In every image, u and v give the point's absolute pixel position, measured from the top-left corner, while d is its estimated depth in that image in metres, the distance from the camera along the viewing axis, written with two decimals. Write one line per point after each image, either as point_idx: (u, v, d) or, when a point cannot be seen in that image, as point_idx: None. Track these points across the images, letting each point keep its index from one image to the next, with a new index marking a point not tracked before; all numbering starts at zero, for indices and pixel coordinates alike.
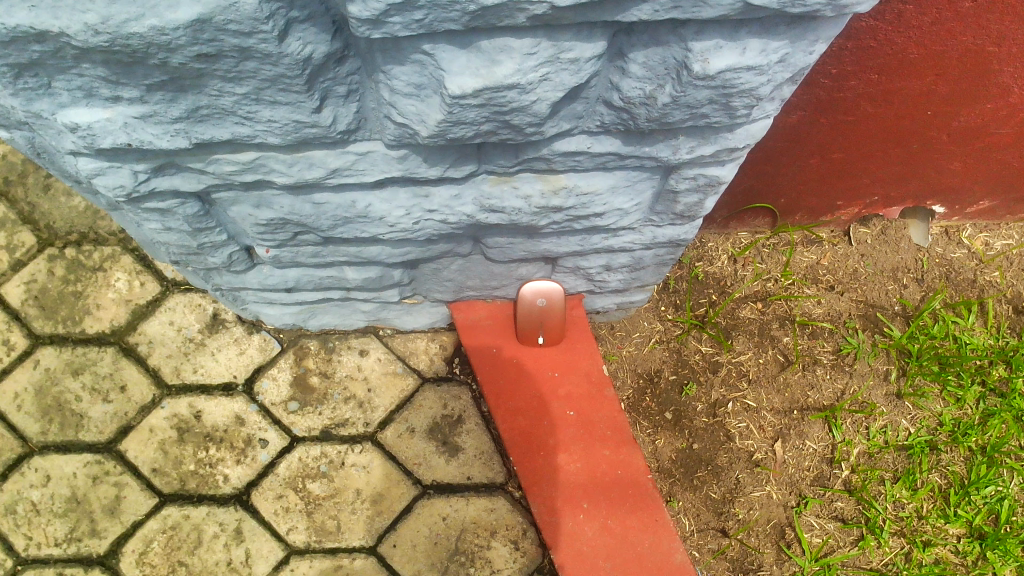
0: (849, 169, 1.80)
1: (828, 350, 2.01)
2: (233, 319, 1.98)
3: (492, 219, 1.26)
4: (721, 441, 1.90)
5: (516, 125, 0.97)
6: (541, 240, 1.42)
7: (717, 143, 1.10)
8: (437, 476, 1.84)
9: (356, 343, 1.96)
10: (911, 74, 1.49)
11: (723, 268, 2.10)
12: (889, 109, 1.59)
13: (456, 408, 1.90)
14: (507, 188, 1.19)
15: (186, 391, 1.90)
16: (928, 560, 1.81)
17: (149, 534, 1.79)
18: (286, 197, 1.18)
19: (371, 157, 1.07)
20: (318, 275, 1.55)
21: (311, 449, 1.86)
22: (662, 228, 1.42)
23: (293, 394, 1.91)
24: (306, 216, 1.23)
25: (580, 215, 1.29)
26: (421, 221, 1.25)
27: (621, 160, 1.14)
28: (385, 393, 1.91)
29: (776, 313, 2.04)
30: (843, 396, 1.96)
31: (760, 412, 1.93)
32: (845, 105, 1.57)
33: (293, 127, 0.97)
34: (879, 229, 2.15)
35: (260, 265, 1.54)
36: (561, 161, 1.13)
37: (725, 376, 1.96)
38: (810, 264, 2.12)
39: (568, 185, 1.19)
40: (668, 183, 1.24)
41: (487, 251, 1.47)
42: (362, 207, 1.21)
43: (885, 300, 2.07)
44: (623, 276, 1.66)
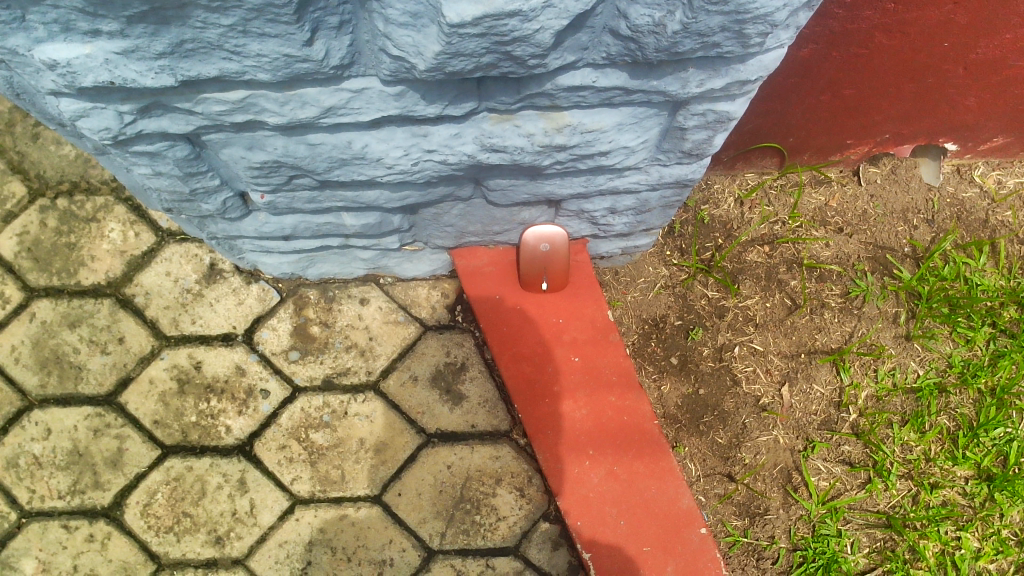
0: (860, 106, 1.75)
1: (837, 293, 1.98)
2: (230, 269, 1.94)
3: (494, 159, 1.22)
4: (728, 386, 1.88)
5: (517, 56, 0.93)
6: (545, 181, 1.37)
7: (728, 75, 1.06)
8: (440, 425, 1.82)
9: (356, 292, 1.92)
10: (929, 2, 1.43)
11: (729, 211, 2.05)
12: (904, 41, 1.54)
13: (459, 356, 1.87)
14: (509, 127, 1.15)
15: (185, 341, 1.87)
16: (935, 502, 1.82)
17: (153, 485, 1.79)
18: (279, 137, 1.13)
19: (367, 94, 1.02)
20: (315, 221, 1.51)
21: (314, 399, 1.84)
22: (668, 167, 1.37)
23: (293, 344, 1.88)
24: (301, 158, 1.18)
25: (584, 154, 1.24)
26: (420, 162, 1.21)
27: (628, 95, 1.10)
28: (387, 342, 1.88)
29: (784, 256, 2.00)
30: (852, 339, 1.93)
31: (767, 355, 1.91)
32: (859, 36, 1.51)
33: (283, 62, 0.92)
34: (889, 168, 2.09)
35: (256, 212, 1.49)
36: (565, 97, 1.08)
37: (732, 321, 1.93)
38: (819, 206, 2.07)
39: (573, 123, 1.15)
40: (675, 120, 1.19)
41: (489, 194, 1.42)
42: (359, 147, 1.16)
43: (894, 241, 2.03)
44: (628, 218, 1.61)
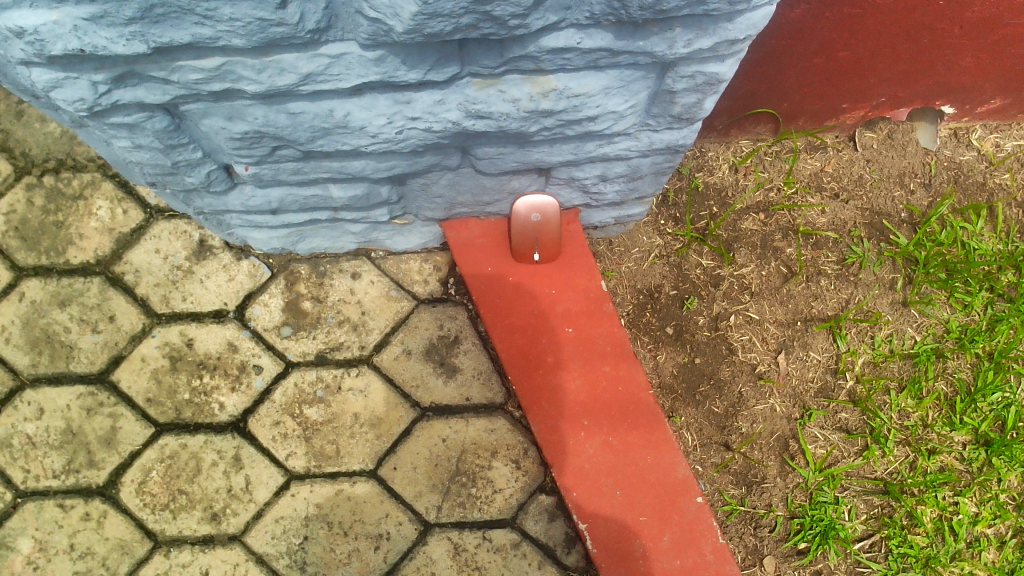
0: (855, 69, 1.71)
1: (833, 260, 1.96)
2: (220, 245, 1.91)
3: (480, 126, 1.19)
4: (723, 355, 1.89)
5: (497, 16, 0.91)
6: (533, 149, 1.35)
7: (716, 34, 1.03)
8: (435, 399, 1.81)
9: (347, 266, 1.90)
10: None
11: (723, 178, 2.02)
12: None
13: (453, 329, 1.85)
14: (493, 92, 1.12)
15: (176, 319, 1.86)
16: (933, 467, 1.83)
17: (148, 464, 1.78)
18: (259, 107, 1.11)
19: (346, 59, 1.00)
20: (302, 193, 1.49)
21: (307, 374, 1.83)
22: (659, 133, 1.35)
23: (285, 319, 1.86)
24: (282, 127, 1.16)
25: (572, 119, 1.22)
26: (404, 129, 1.18)
27: (614, 57, 1.07)
28: (380, 316, 1.86)
29: (779, 223, 1.98)
30: (848, 306, 1.93)
31: (764, 324, 1.91)
32: None
33: (257, 26, 0.90)
34: (885, 133, 2.06)
35: (241, 185, 1.47)
36: (550, 59, 1.05)
37: (727, 290, 1.93)
38: (815, 172, 2.03)
39: (559, 87, 1.12)
40: (664, 83, 1.17)
41: (478, 163, 1.40)
42: (341, 116, 1.14)
43: (891, 206, 2.00)
44: (620, 186, 1.59)
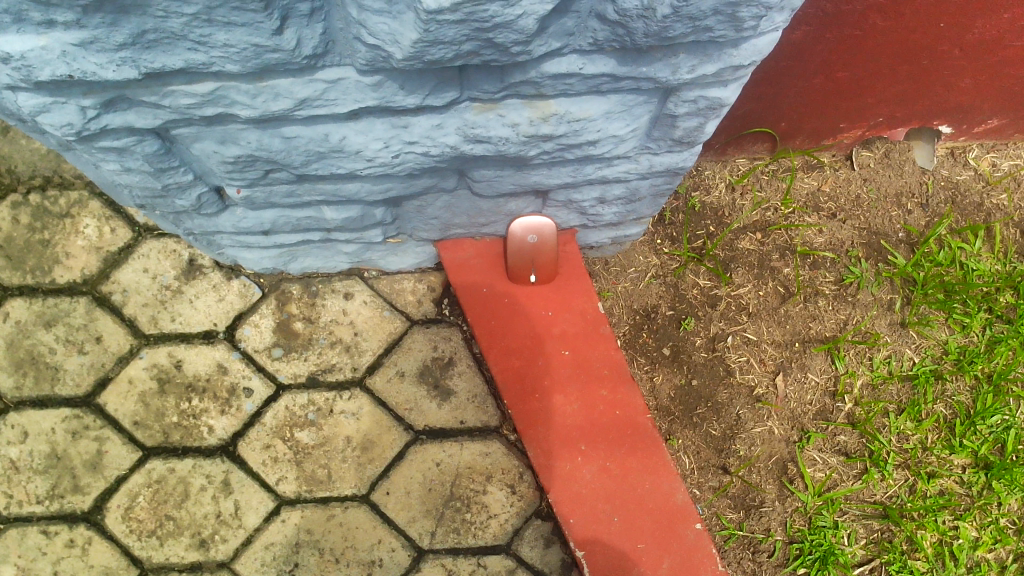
0: (854, 91, 1.69)
1: (831, 281, 1.94)
2: (209, 264, 1.87)
3: (478, 150, 1.17)
4: (721, 376, 1.87)
5: (499, 43, 0.88)
6: (531, 172, 1.32)
7: (721, 60, 1.01)
8: (429, 422, 1.78)
9: (340, 286, 1.87)
10: None
11: (720, 198, 2.00)
12: (900, 22, 1.49)
13: (447, 350, 1.82)
14: (492, 116, 1.10)
15: (164, 340, 1.82)
16: (932, 491, 1.81)
17: (134, 489, 1.74)
18: (252, 131, 1.08)
19: (343, 85, 0.98)
20: (295, 215, 1.46)
21: (298, 397, 1.79)
22: (659, 155, 1.33)
23: (277, 341, 1.83)
24: (276, 152, 1.13)
25: (572, 144, 1.19)
26: (401, 153, 1.16)
27: (617, 83, 1.05)
28: (373, 337, 1.83)
29: (776, 243, 1.96)
30: (846, 327, 1.91)
31: (761, 345, 1.89)
32: (853, 17, 1.46)
33: (252, 52, 0.87)
34: (882, 151, 2.04)
35: (232, 207, 1.44)
36: (551, 85, 1.03)
37: (724, 310, 1.91)
38: (811, 191, 2.02)
39: (559, 112, 1.10)
40: (666, 107, 1.15)
41: (474, 186, 1.38)
42: (336, 140, 1.11)
43: (889, 227, 1.99)
44: (618, 208, 1.56)
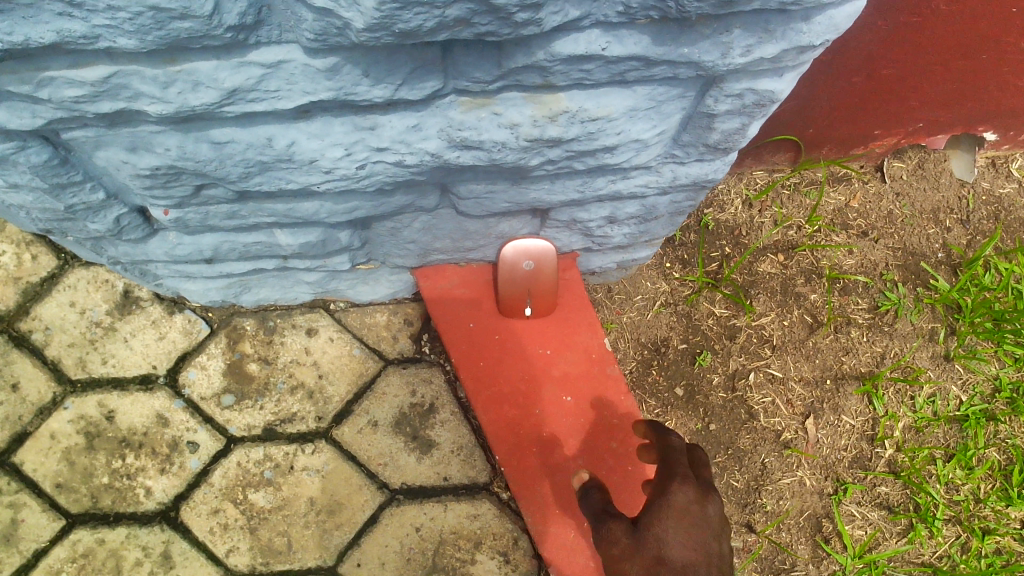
0: (898, 91, 1.46)
1: (864, 308, 1.71)
2: (148, 296, 1.60)
3: (466, 159, 0.92)
4: (743, 421, 1.63)
5: (500, 7, 0.63)
6: (530, 186, 1.07)
7: (786, 38, 0.77)
8: (406, 478, 1.52)
9: (302, 320, 1.60)
10: None
11: (737, 215, 1.76)
12: (966, 9, 1.25)
13: (427, 395, 1.56)
14: (485, 115, 0.85)
15: (94, 387, 1.55)
16: (988, 550, 1.57)
17: (55, 565, 1.46)
18: (170, 135, 0.82)
19: (286, 71, 0.72)
20: (241, 241, 1.20)
21: (252, 451, 1.52)
22: (686, 165, 1.09)
23: (227, 386, 1.56)
24: (205, 163, 0.87)
25: (584, 150, 0.94)
26: (367, 164, 0.90)
27: (647, 69, 0.80)
28: (340, 380, 1.57)
29: (800, 266, 1.73)
30: (884, 361, 1.67)
31: (788, 383, 1.65)
32: (916, 3, 1.22)
33: (151, 19, 0.62)
34: (916, 162, 1.81)
35: (163, 231, 1.18)
36: (563, 72, 0.78)
37: (744, 343, 1.67)
38: (839, 207, 1.79)
39: (571, 109, 0.85)
40: (703, 103, 0.91)
41: (459, 204, 1.13)
42: (283, 146, 0.85)
43: (927, 246, 1.76)
44: (630, 228, 1.32)
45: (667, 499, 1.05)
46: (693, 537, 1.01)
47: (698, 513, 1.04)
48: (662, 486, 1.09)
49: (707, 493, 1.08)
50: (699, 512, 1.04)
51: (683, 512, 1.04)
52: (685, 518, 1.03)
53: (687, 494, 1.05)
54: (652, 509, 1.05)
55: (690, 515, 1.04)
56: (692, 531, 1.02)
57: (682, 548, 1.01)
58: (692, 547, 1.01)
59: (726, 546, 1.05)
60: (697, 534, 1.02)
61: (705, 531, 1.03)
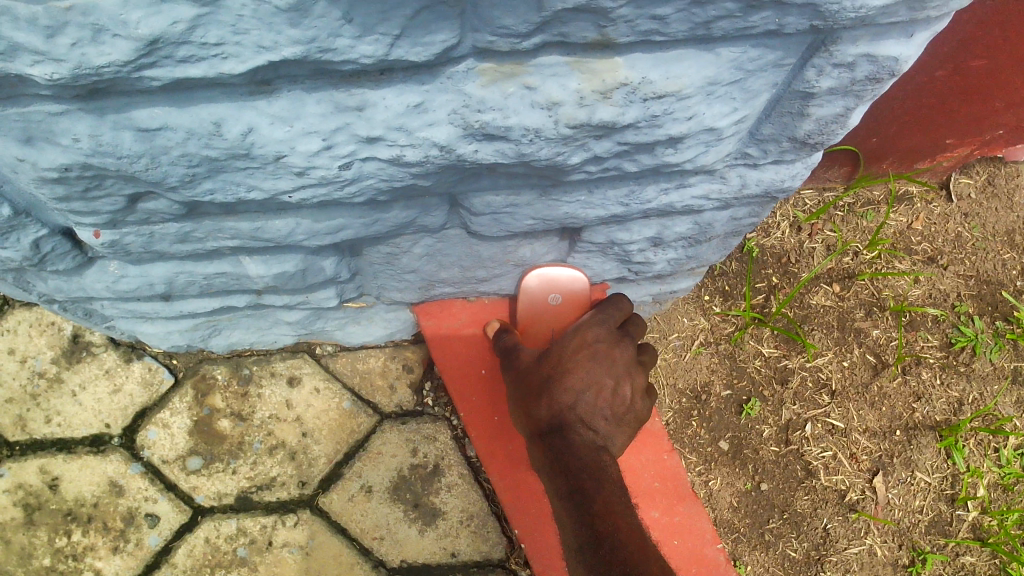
0: (984, 89, 1.24)
1: (935, 345, 1.48)
2: (101, 341, 1.35)
3: (486, 154, 0.69)
4: (799, 480, 1.38)
5: None
6: (563, 198, 0.85)
7: None
8: (406, 555, 1.25)
9: (282, 368, 1.35)
10: None
11: (784, 240, 1.53)
12: None
13: (430, 455, 1.31)
14: (513, 90, 0.62)
15: (36, 450, 1.28)
16: None
17: None
18: (77, 118, 0.59)
19: (231, 11, 0.50)
20: (200, 271, 0.96)
21: (223, 525, 1.26)
22: (759, 169, 0.86)
23: (194, 447, 1.30)
24: (130, 162, 0.64)
25: (641, 144, 0.72)
26: (352, 161, 0.67)
27: (743, 19, 0.58)
28: (328, 438, 1.32)
29: (859, 299, 1.50)
30: (962, 408, 1.43)
31: (851, 435, 1.41)
32: None
33: None
34: (984, 178, 1.60)
35: (102, 260, 0.95)
36: (627, 19, 0.55)
37: (798, 389, 1.43)
38: (900, 230, 1.56)
39: (632, 80, 0.62)
40: (801, 77, 0.69)
41: (472, 222, 0.90)
42: (236, 137, 0.62)
43: (1004, 274, 1.53)
44: (676, 253, 1.09)
45: (577, 329, 1.09)
46: (592, 365, 1.04)
47: (603, 350, 1.07)
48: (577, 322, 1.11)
49: (624, 336, 1.11)
50: (605, 350, 1.07)
51: (585, 345, 1.07)
52: (588, 352, 1.06)
53: (596, 333, 1.09)
54: (557, 344, 1.09)
55: (593, 351, 1.07)
56: (595, 361, 1.05)
57: (577, 375, 1.03)
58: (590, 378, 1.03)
59: (629, 392, 1.06)
60: (597, 360, 1.06)
61: (607, 365, 1.05)
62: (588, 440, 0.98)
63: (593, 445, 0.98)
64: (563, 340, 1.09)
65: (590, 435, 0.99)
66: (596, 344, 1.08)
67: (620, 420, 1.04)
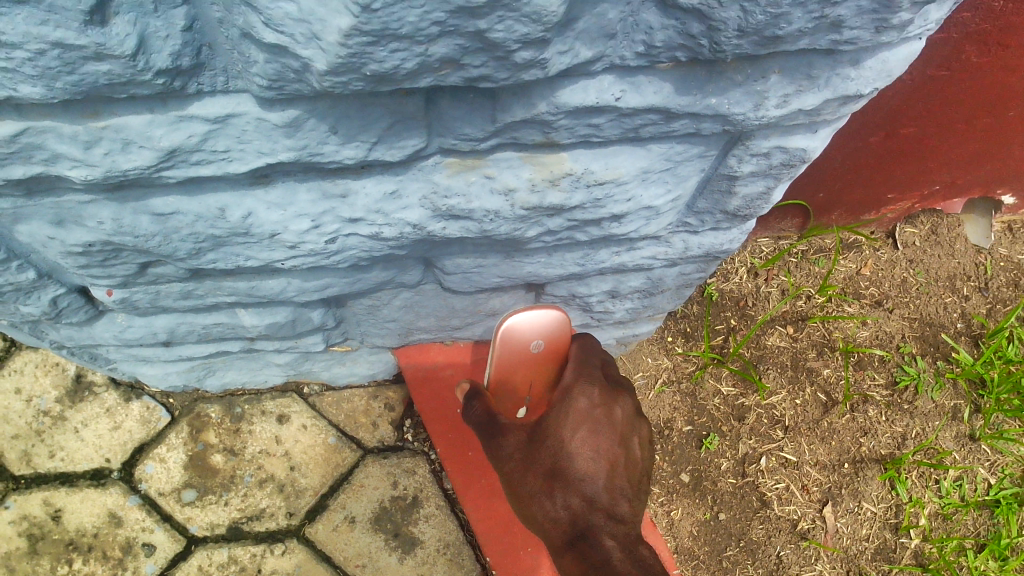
0: (914, 150, 1.34)
1: (882, 384, 1.59)
2: (103, 381, 1.45)
3: (453, 230, 0.80)
4: (755, 509, 1.48)
5: (497, 43, 0.50)
6: (525, 260, 0.95)
7: (829, 88, 0.65)
8: None
9: (272, 407, 1.45)
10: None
11: (741, 284, 1.65)
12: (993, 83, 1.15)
13: (410, 487, 1.41)
14: (475, 180, 0.73)
15: (39, 483, 1.36)
16: None
17: None
18: (102, 205, 0.70)
19: (236, 127, 0.60)
20: (200, 322, 1.07)
21: (215, 554, 1.33)
22: (699, 235, 0.98)
23: (188, 480, 1.38)
24: (146, 239, 0.74)
25: (588, 219, 0.83)
26: (338, 237, 0.78)
27: (666, 125, 0.68)
28: (314, 472, 1.41)
29: (811, 339, 1.61)
30: (906, 442, 1.53)
31: (803, 467, 1.51)
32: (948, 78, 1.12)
33: (60, 62, 0.49)
34: (928, 228, 1.72)
35: (111, 312, 1.05)
36: (567, 127, 0.66)
37: (754, 425, 1.54)
38: (849, 275, 1.68)
39: (576, 171, 0.73)
40: (725, 164, 0.80)
41: (445, 280, 1.00)
42: (238, 219, 0.73)
43: (946, 317, 1.65)
44: (633, 304, 1.20)
45: (571, 398, 1.04)
46: (593, 441, 1.01)
47: (601, 419, 1.03)
48: (565, 386, 1.05)
49: (614, 388, 1.10)
50: (603, 417, 1.03)
51: (584, 418, 1.02)
52: (589, 424, 1.02)
53: (591, 397, 1.04)
54: (552, 416, 1.03)
55: (593, 420, 1.02)
56: (597, 433, 1.02)
57: (581, 458, 1.00)
58: (597, 458, 1.01)
59: (634, 450, 1.05)
60: (599, 435, 1.02)
61: (608, 434, 1.03)
62: (616, 529, 0.96)
63: (626, 534, 0.95)
64: (557, 415, 1.02)
65: (618, 521, 0.97)
66: (592, 413, 1.03)
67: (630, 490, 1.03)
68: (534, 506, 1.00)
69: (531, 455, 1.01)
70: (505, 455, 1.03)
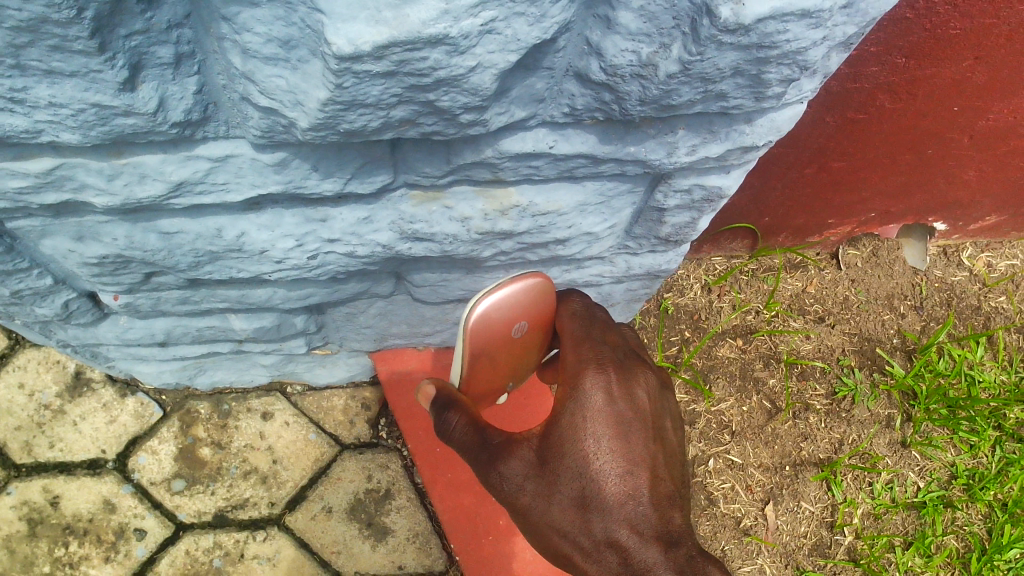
0: (847, 181, 1.48)
1: (822, 394, 1.72)
2: (100, 378, 1.57)
3: (418, 250, 0.92)
4: (703, 507, 1.61)
5: (444, 109, 0.63)
6: (484, 276, 1.08)
7: (729, 139, 0.79)
8: (360, 567, 1.45)
9: (257, 405, 1.57)
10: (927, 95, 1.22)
11: (695, 300, 1.78)
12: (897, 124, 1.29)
13: (383, 481, 1.53)
14: (436, 209, 0.86)
15: (40, 471, 1.47)
16: None
17: None
18: (117, 224, 0.82)
19: (233, 165, 0.73)
20: (194, 325, 1.19)
21: (202, 539, 1.45)
22: (639, 256, 1.11)
23: (178, 471, 1.50)
24: (153, 253, 0.87)
25: (536, 243, 0.96)
26: (318, 255, 0.90)
27: (595, 166, 0.81)
28: (295, 466, 1.53)
29: (759, 351, 1.74)
30: (842, 448, 1.67)
31: (747, 469, 1.64)
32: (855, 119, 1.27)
33: (94, 116, 0.61)
34: (870, 250, 1.85)
35: (114, 314, 1.17)
36: (511, 168, 0.79)
37: (703, 429, 1.67)
38: (795, 293, 1.82)
39: (522, 203, 0.86)
40: (653, 198, 0.93)
41: (414, 291, 1.13)
42: (232, 238, 0.85)
43: (883, 332, 1.79)
44: None
45: (585, 405, 0.92)
46: (625, 451, 0.92)
47: (624, 418, 0.93)
48: (573, 381, 0.94)
49: (628, 371, 0.96)
50: (627, 412, 0.94)
51: (610, 421, 0.93)
52: (615, 425, 0.93)
53: (609, 393, 0.93)
54: (568, 427, 0.92)
55: (618, 419, 0.93)
56: (622, 440, 0.93)
57: (617, 476, 0.91)
58: (628, 470, 0.92)
59: (657, 431, 0.98)
60: (628, 440, 0.93)
61: (633, 431, 0.94)
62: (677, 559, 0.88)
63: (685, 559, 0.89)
64: (582, 425, 0.92)
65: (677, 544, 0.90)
66: (617, 411, 0.93)
67: (671, 490, 0.95)
68: (565, 526, 0.93)
69: (552, 479, 0.93)
70: (521, 473, 0.95)
